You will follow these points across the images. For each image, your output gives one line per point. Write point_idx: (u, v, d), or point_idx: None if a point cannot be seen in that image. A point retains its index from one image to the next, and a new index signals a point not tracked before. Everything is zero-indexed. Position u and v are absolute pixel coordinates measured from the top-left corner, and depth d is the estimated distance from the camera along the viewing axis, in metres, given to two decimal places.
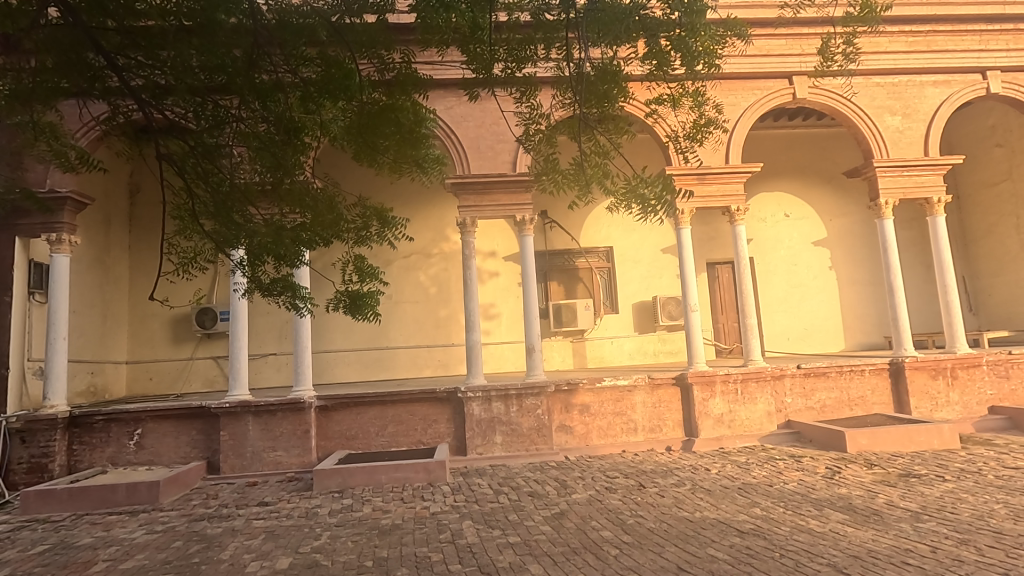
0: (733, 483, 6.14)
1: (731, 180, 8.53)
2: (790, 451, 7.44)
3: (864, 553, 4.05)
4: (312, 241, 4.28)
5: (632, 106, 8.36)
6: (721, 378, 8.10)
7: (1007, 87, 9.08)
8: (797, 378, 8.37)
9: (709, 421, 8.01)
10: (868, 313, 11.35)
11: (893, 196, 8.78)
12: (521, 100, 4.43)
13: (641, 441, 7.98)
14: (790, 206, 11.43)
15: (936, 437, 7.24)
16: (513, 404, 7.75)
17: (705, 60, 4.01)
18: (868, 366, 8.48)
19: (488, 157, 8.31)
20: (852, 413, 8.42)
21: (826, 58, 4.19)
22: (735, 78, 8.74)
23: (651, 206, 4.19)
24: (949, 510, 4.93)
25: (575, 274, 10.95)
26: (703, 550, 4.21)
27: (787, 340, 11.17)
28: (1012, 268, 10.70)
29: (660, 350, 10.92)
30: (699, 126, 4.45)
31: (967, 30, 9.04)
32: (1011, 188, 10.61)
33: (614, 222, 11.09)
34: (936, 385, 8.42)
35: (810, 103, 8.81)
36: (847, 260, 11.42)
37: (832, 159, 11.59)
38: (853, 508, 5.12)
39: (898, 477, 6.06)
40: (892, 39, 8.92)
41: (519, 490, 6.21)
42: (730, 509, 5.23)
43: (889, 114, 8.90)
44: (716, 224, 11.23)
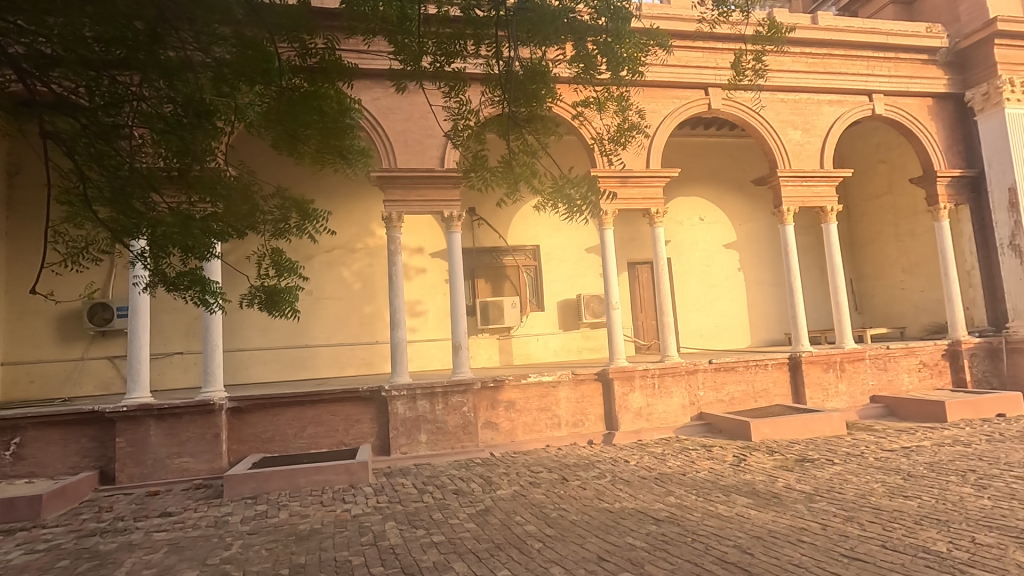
0: (650, 473, 6.43)
1: (652, 184, 8.90)
2: (701, 441, 7.90)
3: (765, 533, 4.38)
4: (225, 233, 4.02)
5: (560, 108, 8.53)
6: (641, 374, 8.44)
7: (889, 109, 10.07)
8: (709, 373, 8.90)
9: (628, 414, 8.35)
10: (771, 311, 12.25)
11: (794, 203, 9.52)
12: (449, 95, 4.37)
13: (564, 436, 8.17)
14: (704, 211, 12.12)
15: (826, 424, 7.96)
16: (438, 402, 7.67)
17: (629, 66, 4.18)
18: (771, 361, 9.16)
19: (416, 152, 8.17)
20: (756, 404, 9.06)
21: (738, 73, 4.46)
22: (656, 86, 9.12)
23: (577, 206, 4.32)
24: (837, 490, 5.44)
25: (502, 272, 11.01)
26: (622, 539, 4.37)
27: (700, 336, 11.84)
28: (891, 273, 11.93)
29: (583, 347, 11.21)
30: (623, 130, 4.60)
31: (856, 57, 9.98)
32: (892, 201, 11.84)
33: (541, 221, 11.28)
34: (828, 377, 9.24)
35: (724, 113, 9.37)
36: (753, 262, 12.27)
37: (741, 167, 12.40)
38: (756, 493, 5.52)
39: (795, 462, 6.61)
40: (794, 59, 9.69)
41: (443, 489, 6.17)
42: (647, 499, 5.46)
43: (791, 128, 9.65)
44: (637, 226, 11.71)
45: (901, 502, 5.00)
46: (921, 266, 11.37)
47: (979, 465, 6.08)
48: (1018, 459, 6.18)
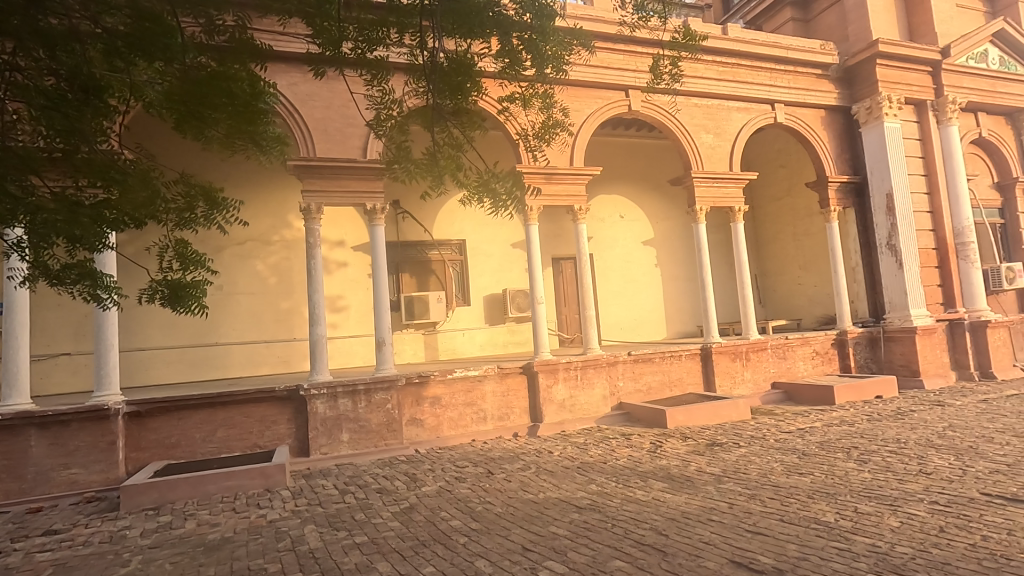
0: (573, 463, 6.61)
1: (576, 181, 9.09)
2: (621, 430, 8.22)
3: (679, 515, 4.64)
4: (120, 223, 3.67)
5: (485, 102, 8.52)
6: (564, 366, 8.65)
7: (789, 118, 10.91)
8: (629, 364, 9.27)
9: (552, 406, 8.53)
10: (685, 305, 12.93)
11: (706, 203, 10.08)
12: (371, 83, 4.24)
13: (490, 430, 8.21)
14: (625, 209, 12.59)
15: (733, 410, 8.54)
16: (360, 400, 7.45)
17: (553, 64, 4.26)
18: (685, 352, 9.67)
19: (337, 141, 7.86)
20: (672, 393, 9.55)
21: (656, 76, 4.66)
22: (580, 85, 9.33)
23: (502, 201, 4.34)
24: (742, 471, 5.87)
25: (427, 267, 10.87)
26: (546, 528, 4.47)
27: (620, 329, 12.29)
28: (790, 269, 12.96)
29: (509, 341, 11.31)
30: (546, 127, 4.68)
31: (762, 68, 10.72)
32: (790, 203, 12.86)
33: (467, 215, 11.24)
34: (735, 366, 9.91)
35: (643, 115, 9.75)
36: (669, 259, 12.89)
37: (658, 168, 12.98)
38: (671, 477, 5.83)
39: (706, 446, 7.04)
40: (707, 66, 10.27)
41: (366, 488, 6.02)
42: (570, 488, 5.61)
43: (704, 132, 10.21)
44: (561, 222, 11.96)
45: (797, 479, 5.47)
46: (815, 263, 12.43)
47: (861, 442, 6.77)
48: (892, 436, 6.95)
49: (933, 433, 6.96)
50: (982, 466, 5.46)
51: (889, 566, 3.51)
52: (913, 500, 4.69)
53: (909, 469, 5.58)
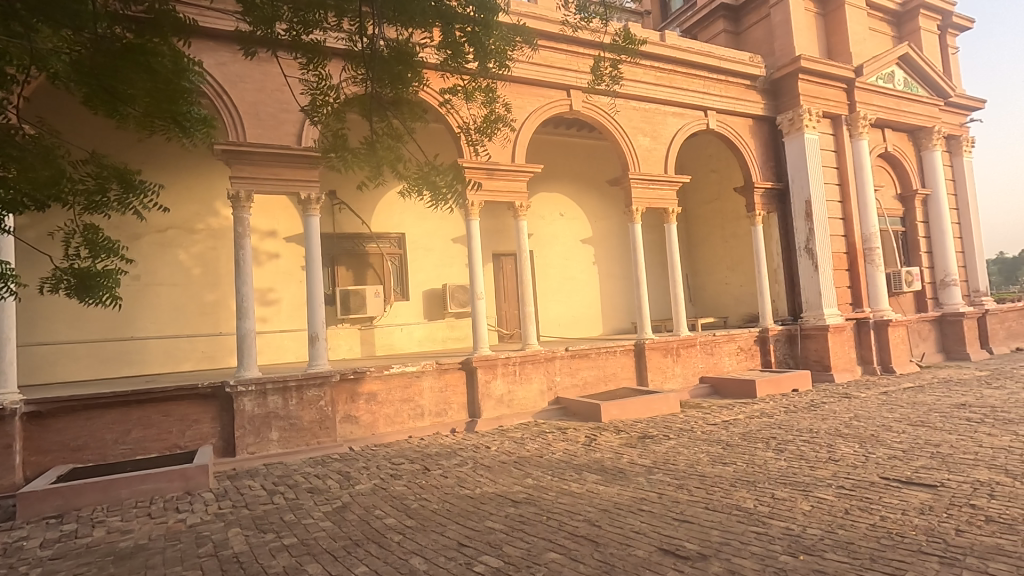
0: (510, 457, 6.66)
1: (517, 178, 9.12)
2: (557, 424, 8.37)
3: (611, 506, 4.78)
4: (19, 204, 3.34)
5: (427, 94, 8.37)
6: (502, 361, 8.69)
7: (720, 125, 11.43)
8: (566, 360, 9.44)
9: (490, 401, 8.55)
10: (621, 302, 13.30)
11: (642, 204, 10.40)
12: (306, 67, 4.08)
13: (427, 426, 8.12)
14: (565, 207, 12.78)
15: (664, 404, 8.89)
16: (291, 397, 7.17)
17: (496, 59, 4.26)
18: (619, 348, 9.96)
19: (270, 126, 7.50)
20: (607, 388, 9.80)
21: (597, 77, 4.76)
22: (522, 82, 9.37)
23: (442, 194, 4.29)
24: (672, 462, 6.12)
25: (364, 260, 10.60)
26: (482, 523, 4.48)
27: (558, 325, 12.48)
28: (718, 270, 13.63)
29: (448, 337, 11.22)
30: (489, 122, 4.67)
31: (696, 75, 11.17)
32: (720, 206, 13.51)
33: (406, 208, 11.05)
34: (666, 361, 10.31)
35: (583, 115, 9.92)
36: (606, 257, 13.22)
37: (597, 168, 13.27)
38: (604, 469, 6.00)
39: (638, 439, 7.29)
40: (645, 71, 10.59)
41: (296, 488, 5.80)
42: (506, 482, 5.65)
43: (641, 135, 10.52)
44: (502, 218, 11.99)
45: (721, 468, 5.77)
46: (740, 264, 13.12)
47: (779, 432, 7.22)
48: (806, 426, 7.46)
49: (841, 423, 7.54)
50: (882, 453, 5.97)
51: (801, 547, 3.76)
52: (823, 485, 5.06)
53: (820, 456, 6.01)
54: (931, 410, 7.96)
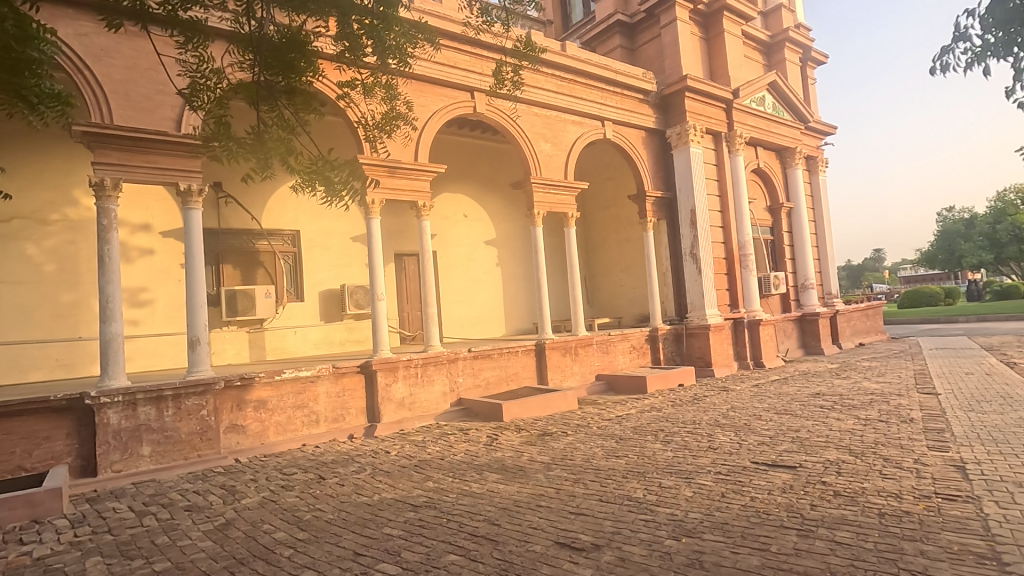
0: (410, 461, 6.54)
1: (419, 177, 8.98)
2: (459, 426, 8.35)
3: (510, 504, 4.85)
4: None
5: (323, 85, 8.00)
6: (404, 364, 8.52)
7: (616, 135, 12.04)
8: (468, 361, 9.44)
9: (391, 405, 8.35)
10: (523, 303, 13.56)
11: (543, 208, 10.68)
12: (184, 46, 3.75)
13: (322, 433, 7.75)
14: (468, 208, 12.81)
15: (562, 402, 9.19)
16: (167, 407, 6.52)
17: (396, 55, 4.18)
18: (521, 348, 10.14)
19: (143, 109, 6.78)
20: (509, 387, 9.94)
21: (499, 81, 4.82)
22: (425, 80, 9.27)
23: (336, 190, 4.13)
24: (569, 457, 6.33)
25: (253, 258, 9.92)
26: (379, 530, 4.36)
27: (461, 326, 12.46)
28: (614, 272, 14.34)
29: (346, 339, 10.79)
30: (388, 118, 4.56)
31: (594, 86, 11.68)
32: (615, 212, 14.22)
33: (301, 204, 10.48)
34: (565, 360, 10.66)
35: (486, 118, 10.00)
36: (509, 259, 13.42)
37: (500, 171, 13.44)
38: (505, 468, 6.07)
39: (538, 437, 7.47)
40: (546, 79, 10.91)
41: (172, 507, 5.28)
42: (406, 487, 5.54)
43: (542, 141, 10.81)
44: (404, 217, 11.76)
45: (614, 461, 6.07)
46: (634, 267, 13.90)
47: (666, 424, 7.75)
48: (690, 418, 8.07)
49: (719, 414, 8.24)
50: (753, 439, 6.60)
51: (684, 530, 4.05)
52: (703, 472, 5.50)
53: (701, 445, 6.52)
54: (793, 399, 8.94)
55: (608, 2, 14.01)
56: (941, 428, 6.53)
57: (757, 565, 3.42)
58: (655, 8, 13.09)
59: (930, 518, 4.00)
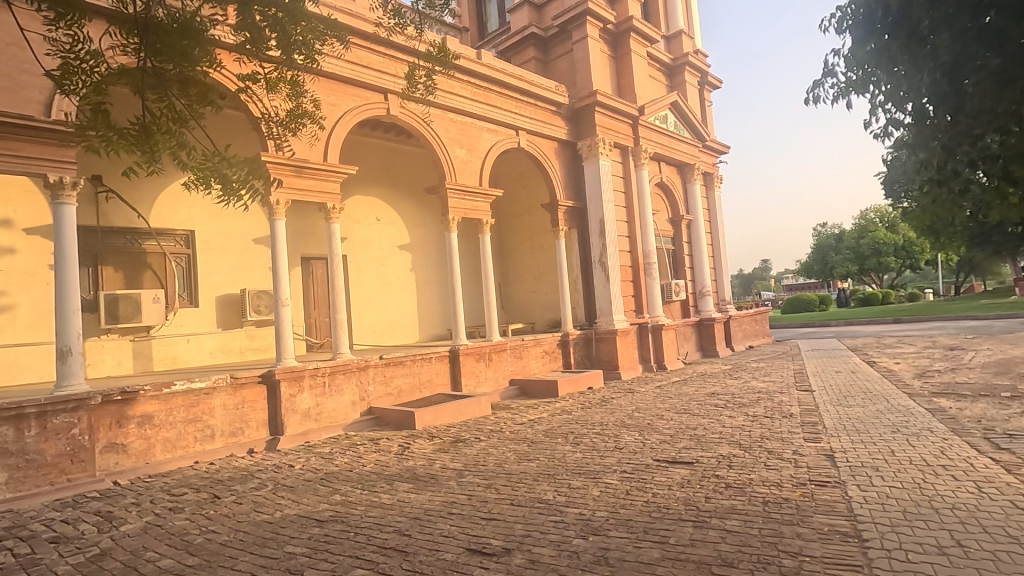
0: (316, 475, 6.24)
1: (328, 178, 8.66)
2: (369, 436, 8.09)
3: (421, 513, 4.78)
4: None
5: (222, 77, 7.51)
6: (310, 373, 8.13)
7: (529, 144, 12.30)
8: (380, 368, 9.19)
9: (295, 416, 7.93)
10: (437, 309, 13.43)
11: (458, 214, 10.68)
12: (56, 24, 3.36)
13: (217, 449, 7.20)
14: (381, 212, 12.52)
15: (475, 408, 9.20)
16: (29, 427, 5.77)
17: (302, 52, 4.01)
18: (435, 354, 10.04)
19: (3, 89, 6.00)
20: (422, 395, 9.79)
21: (411, 84, 4.77)
22: (335, 79, 8.98)
23: (234, 189, 3.87)
24: (481, 463, 6.35)
25: (139, 260, 9.06)
26: (281, 549, 4.12)
27: (372, 333, 12.12)
28: (527, 279, 14.61)
29: (247, 348, 10.12)
30: (293, 116, 4.35)
31: (508, 96, 11.88)
32: (529, 219, 14.51)
33: (196, 203, 9.74)
34: (479, 366, 10.69)
35: (400, 120, 9.84)
36: (423, 264, 13.26)
37: (414, 175, 13.28)
38: (416, 476, 5.97)
39: (450, 444, 7.41)
40: (461, 85, 10.96)
41: (34, 539, 4.66)
42: (312, 502, 5.28)
43: (457, 147, 10.82)
44: (312, 219, 11.27)
45: (525, 465, 6.16)
46: (546, 274, 14.23)
47: (575, 427, 7.98)
48: (598, 420, 8.37)
49: (625, 415, 8.62)
50: (655, 438, 6.98)
51: (591, 529, 4.20)
52: (609, 471, 5.73)
53: (608, 446, 6.79)
54: (691, 399, 9.55)
55: (523, 15, 14.33)
56: (815, 422, 7.26)
57: (657, 558, 3.61)
58: (567, 24, 13.57)
59: (805, 503, 4.43)
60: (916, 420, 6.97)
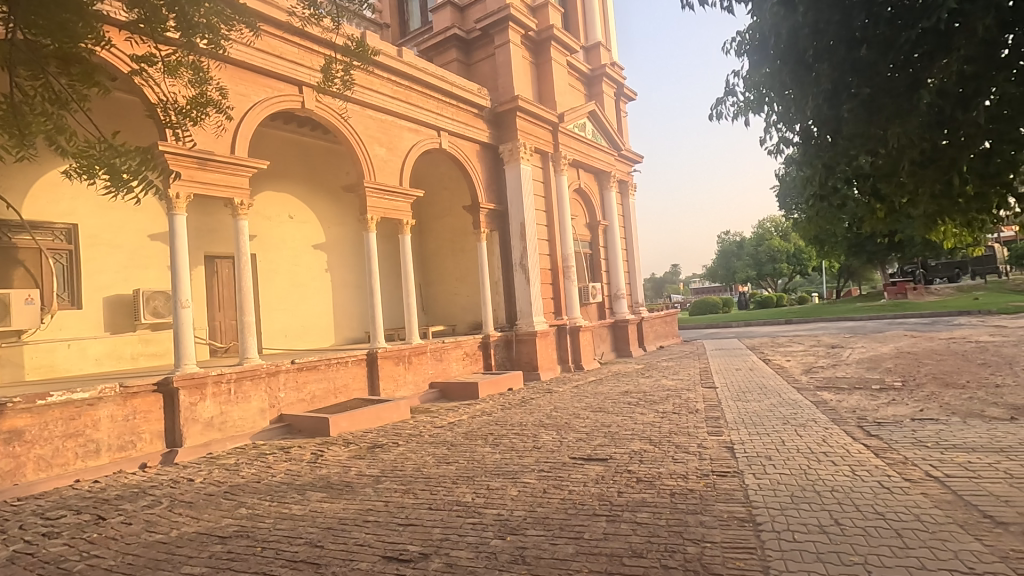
0: (218, 488, 5.83)
1: (236, 172, 8.14)
2: (279, 444, 7.69)
3: (335, 522, 4.60)
4: None
5: (112, 57, 6.87)
6: (213, 380, 7.60)
7: (451, 145, 12.24)
8: (291, 373, 8.77)
9: (196, 426, 7.37)
10: (354, 312, 13.01)
11: (377, 213, 10.42)
12: None
13: (103, 465, 6.54)
14: (294, 209, 11.96)
15: (394, 412, 9.01)
16: None
17: (205, 35, 3.74)
18: (351, 358, 9.72)
19: None
20: (337, 400, 9.43)
21: (327, 78, 4.57)
22: (244, 67, 8.48)
23: (123, 180, 3.49)
24: (399, 468, 6.23)
25: (9, 255, 8.13)
26: (177, 571, 3.81)
27: (284, 336, 11.53)
28: (448, 281, 14.54)
29: (139, 353, 9.28)
30: (195, 103, 4.04)
31: (430, 96, 11.77)
32: (450, 221, 14.44)
33: (79, 193, 8.82)
34: (398, 369, 10.47)
35: (316, 115, 9.45)
36: (339, 265, 12.80)
37: (331, 172, 12.80)
38: (330, 485, 5.74)
39: (367, 450, 7.21)
40: (381, 82, 10.74)
41: None
42: (214, 518, 4.92)
43: (377, 145, 10.56)
44: (217, 215, 10.55)
45: (445, 468, 6.12)
46: (467, 276, 14.23)
47: (495, 428, 8.03)
48: (517, 420, 8.47)
49: (543, 415, 8.81)
50: (571, 437, 7.17)
51: (508, 529, 4.24)
52: (527, 470, 5.82)
53: (526, 445, 6.91)
54: (606, 398, 9.91)
55: (445, 15, 14.26)
56: (718, 416, 7.79)
57: (571, 553, 3.71)
58: (490, 28, 13.67)
59: (707, 493, 4.74)
60: (802, 412, 7.67)
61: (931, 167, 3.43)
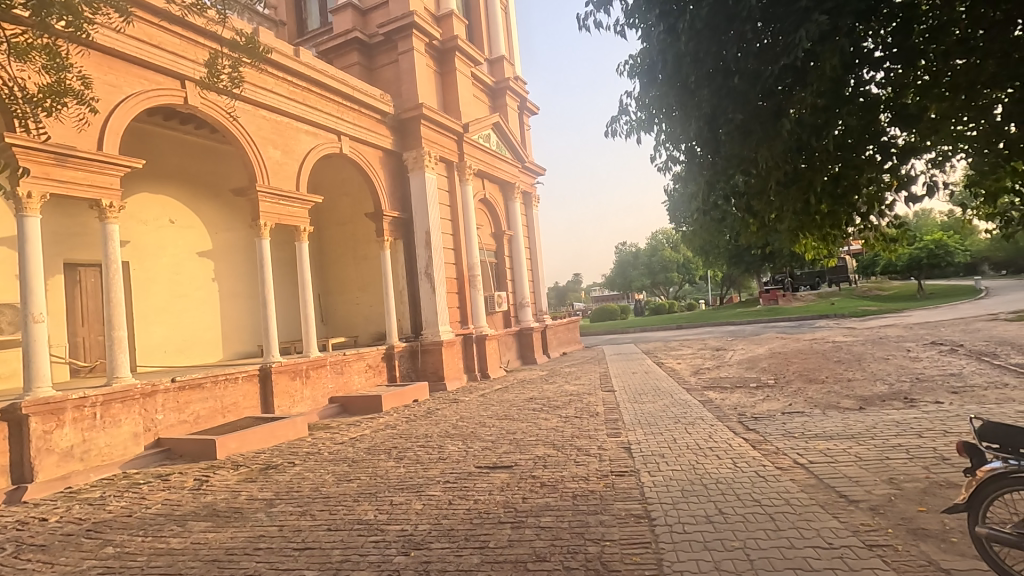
0: (79, 527, 5.14)
1: (103, 171, 7.32)
2: (156, 472, 6.95)
3: (221, 553, 4.23)
4: None
5: None
6: (74, 404, 6.73)
7: (353, 150, 11.86)
8: (171, 393, 7.98)
9: (51, 458, 6.46)
10: (245, 324, 12.15)
11: (270, 219, 9.82)
12: None
13: None
14: (176, 212, 10.95)
15: (289, 429, 8.48)
16: None
17: (64, 17, 3.32)
18: (241, 374, 9.04)
19: None
20: (224, 420, 8.71)
21: (211, 73, 4.25)
22: (114, 56, 7.68)
23: None
24: (295, 489, 5.86)
25: None
26: None
27: (162, 352, 10.48)
28: (350, 291, 14.03)
29: None
30: (53, 92, 3.57)
31: (329, 99, 11.35)
32: (352, 229, 13.97)
33: None
34: (294, 384, 9.89)
35: (201, 112, 8.77)
36: (228, 273, 11.90)
37: (219, 174, 11.90)
38: (216, 513, 5.27)
39: (259, 472, 6.72)
40: (276, 82, 10.21)
41: None
42: (72, 561, 4.33)
43: (271, 147, 9.99)
44: (80, 218, 9.41)
45: (345, 486, 5.85)
46: (370, 285, 13.82)
47: (399, 441, 7.83)
48: (422, 432, 8.32)
49: (449, 425, 8.72)
50: (476, 446, 7.16)
51: (412, 544, 4.13)
52: (432, 483, 5.72)
53: (431, 457, 6.80)
54: (512, 405, 10.03)
55: (346, 17, 13.85)
56: (616, 418, 8.17)
57: (476, 563, 3.69)
58: (393, 34, 13.48)
59: (606, 493, 4.93)
60: (692, 411, 8.26)
61: (793, 188, 3.87)
